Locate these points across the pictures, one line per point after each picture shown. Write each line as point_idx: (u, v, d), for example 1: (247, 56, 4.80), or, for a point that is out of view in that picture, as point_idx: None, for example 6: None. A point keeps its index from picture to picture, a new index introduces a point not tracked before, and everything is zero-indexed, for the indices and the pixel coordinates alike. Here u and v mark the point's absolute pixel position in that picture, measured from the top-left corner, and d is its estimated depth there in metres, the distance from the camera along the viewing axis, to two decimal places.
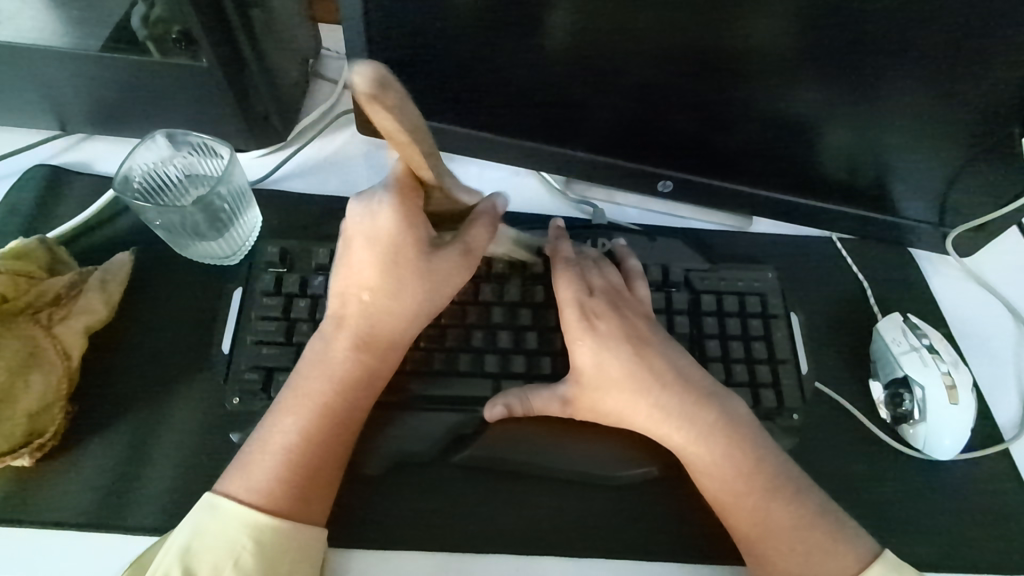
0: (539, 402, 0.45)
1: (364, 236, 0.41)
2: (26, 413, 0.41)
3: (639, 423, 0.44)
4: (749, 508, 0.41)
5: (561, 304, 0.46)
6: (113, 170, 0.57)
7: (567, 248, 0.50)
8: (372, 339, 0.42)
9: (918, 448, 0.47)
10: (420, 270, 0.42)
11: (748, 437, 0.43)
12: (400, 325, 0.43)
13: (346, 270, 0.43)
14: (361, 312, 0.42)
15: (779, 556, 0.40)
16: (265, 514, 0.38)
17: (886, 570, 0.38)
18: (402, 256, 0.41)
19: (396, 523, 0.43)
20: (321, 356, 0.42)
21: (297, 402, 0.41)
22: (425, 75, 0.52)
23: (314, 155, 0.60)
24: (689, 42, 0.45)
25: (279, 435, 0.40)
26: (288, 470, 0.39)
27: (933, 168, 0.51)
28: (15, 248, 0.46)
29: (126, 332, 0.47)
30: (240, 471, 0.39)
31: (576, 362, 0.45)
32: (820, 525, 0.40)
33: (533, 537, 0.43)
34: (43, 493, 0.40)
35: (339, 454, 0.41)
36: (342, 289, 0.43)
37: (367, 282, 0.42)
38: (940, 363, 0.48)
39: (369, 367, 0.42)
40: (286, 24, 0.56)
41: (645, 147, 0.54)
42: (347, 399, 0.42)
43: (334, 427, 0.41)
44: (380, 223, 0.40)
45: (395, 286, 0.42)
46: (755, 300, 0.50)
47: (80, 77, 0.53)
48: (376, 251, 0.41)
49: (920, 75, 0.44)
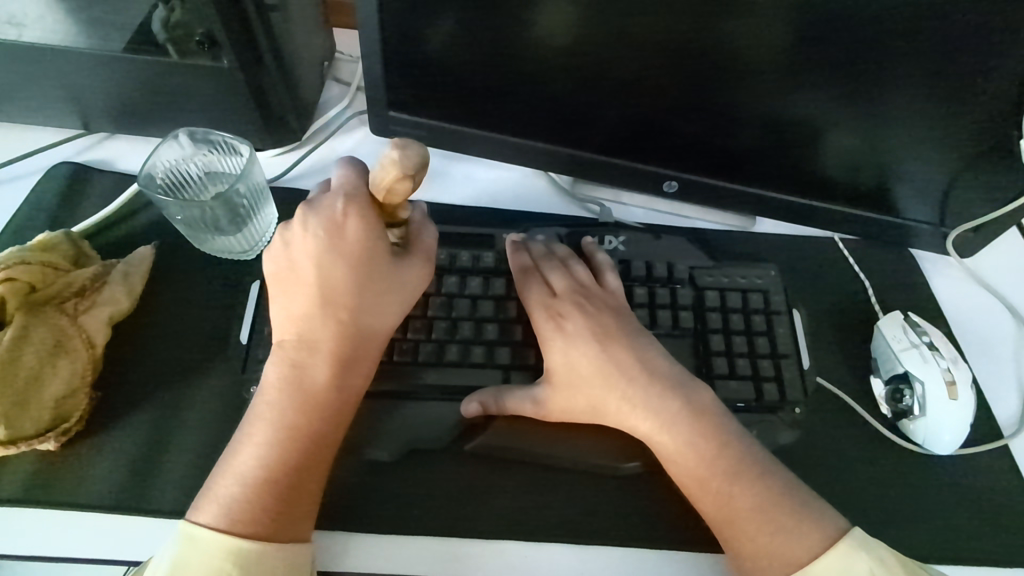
0: (512, 402, 0.46)
1: (331, 248, 0.43)
2: (53, 399, 0.42)
3: (608, 416, 0.45)
4: (713, 491, 0.42)
5: (530, 306, 0.49)
6: (134, 167, 0.59)
7: (525, 257, 0.51)
8: (346, 358, 0.43)
9: (919, 443, 0.48)
10: (388, 286, 0.44)
11: (712, 422, 0.44)
12: (371, 341, 0.44)
13: (313, 290, 0.43)
14: (335, 333, 0.42)
15: (745, 536, 0.40)
16: (245, 541, 0.38)
17: (852, 545, 0.39)
18: (371, 270, 0.43)
19: (407, 510, 0.44)
20: (294, 379, 0.42)
21: (270, 429, 0.41)
22: (437, 76, 0.54)
23: (329, 155, 0.62)
24: (693, 45, 0.47)
25: (253, 463, 0.40)
26: (267, 495, 0.39)
27: (932, 169, 0.52)
28: (42, 240, 0.48)
29: (147, 322, 0.48)
30: (213, 504, 0.39)
31: (548, 363, 0.47)
32: (784, 497, 0.41)
33: (539, 525, 0.44)
34: (67, 477, 0.42)
35: (314, 475, 0.41)
36: (310, 312, 0.43)
37: (339, 300, 0.43)
38: (940, 359, 0.49)
39: (345, 383, 0.42)
40: (303, 27, 0.58)
41: (651, 148, 0.56)
42: (324, 420, 0.42)
43: (308, 445, 0.41)
44: (349, 237, 0.43)
45: (365, 301, 0.43)
46: (758, 297, 0.51)
47: (104, 78, 0.55)
48: (348, 266, 0.43)
49: (918, 78, 0.46)
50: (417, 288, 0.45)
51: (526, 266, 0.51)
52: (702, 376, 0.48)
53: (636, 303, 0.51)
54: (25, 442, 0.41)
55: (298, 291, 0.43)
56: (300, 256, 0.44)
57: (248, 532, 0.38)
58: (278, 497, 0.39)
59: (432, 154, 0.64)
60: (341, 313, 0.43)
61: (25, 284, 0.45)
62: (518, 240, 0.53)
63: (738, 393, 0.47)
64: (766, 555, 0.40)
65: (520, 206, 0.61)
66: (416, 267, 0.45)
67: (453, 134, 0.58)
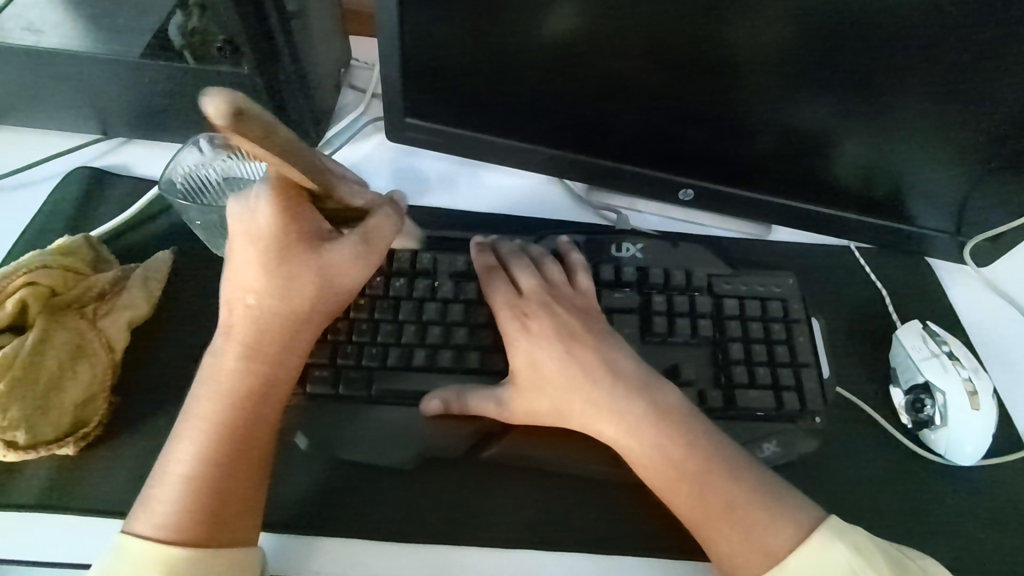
0: (475, 401, 0.45)
1: (245, 236, 0.41)
2: (73, 403, 0.42)
3: (573, 420, 0.44)
4: (684, 494, 0.41)
5: (496, 307, 0.48)
6: (151, 172, 0.59)
7: (491, 258, 0.51)
8: (260, 345, 0.41)
9: (940, 453, 0.48)
10: (307, 268, 0.41)
11: (679, 423, 0.43)
12: (287, 327, 0.42)
13: (230, 277, 0.42)
14: (247, 318, 0.41)
15: (720, 539, 0.40)
16: (174, 547, 0.37)
17: (829, 535, 0.38)
18: (286, 252, 0.41)
19: (425, 519, 0.44)
20: (212, 371, 0.41)
21: (194, 425, 0.40)
22: (453, 84, 0.54)
23: (345, 161, 0.62)
24: (709, 53, 0.47)
25: (175, 462, 0.39)
26: (197, 497, 0.38)
27: (949, 179, 0.52)
28: (62, 245, 0.48)
29: (165, 327, 0.48)
30: (145, 510, 0.38)
31: (512, 364, 0.46)
32: (750, 490, 0.41)
33: (558, 535, 0.44)
34: (84, 483, 0.41)
35: (244, 474, 0.40)
36: (227, 298, 0.42)
37: (251, 284, 0.41)
38: (960, 369, 0.48)
39: (261, 369, 0.41)
40: (322, 34, 0.58)
41: (667, 156, 0.56)
42: (238, 411, 0.40)
43: (225, 440, 0.40)
44: (260, 219, 0.40)
45: (282, 285, 0.41)
46: (777, 306, 0.50)
47: (122, 84, 0.56)
48: (260, 250, 0.41)
49: (935, 87, 0.46)
50: (345, 272, 0.42)
51: (493, 266, 0.51)
52: (721, 385, 0.47)
53: (654, 311, 0.50)
54: (44, 447, 0.41)
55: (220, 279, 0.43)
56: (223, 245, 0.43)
57: (179, 537, 0.38)
58: (201, 496, 0.39)
59: (447, 161, 0.64)
60: (251, 297, 0.41)
61: (47, 288, 0.45)
62: (485, 243, 0.53)
63: (758, 401, 0.47)
64: (741, 556, 0.39)
65: (535, 213, 0.61)
66: (343, 249, 0.42)
67: (469, 141, 0.58)
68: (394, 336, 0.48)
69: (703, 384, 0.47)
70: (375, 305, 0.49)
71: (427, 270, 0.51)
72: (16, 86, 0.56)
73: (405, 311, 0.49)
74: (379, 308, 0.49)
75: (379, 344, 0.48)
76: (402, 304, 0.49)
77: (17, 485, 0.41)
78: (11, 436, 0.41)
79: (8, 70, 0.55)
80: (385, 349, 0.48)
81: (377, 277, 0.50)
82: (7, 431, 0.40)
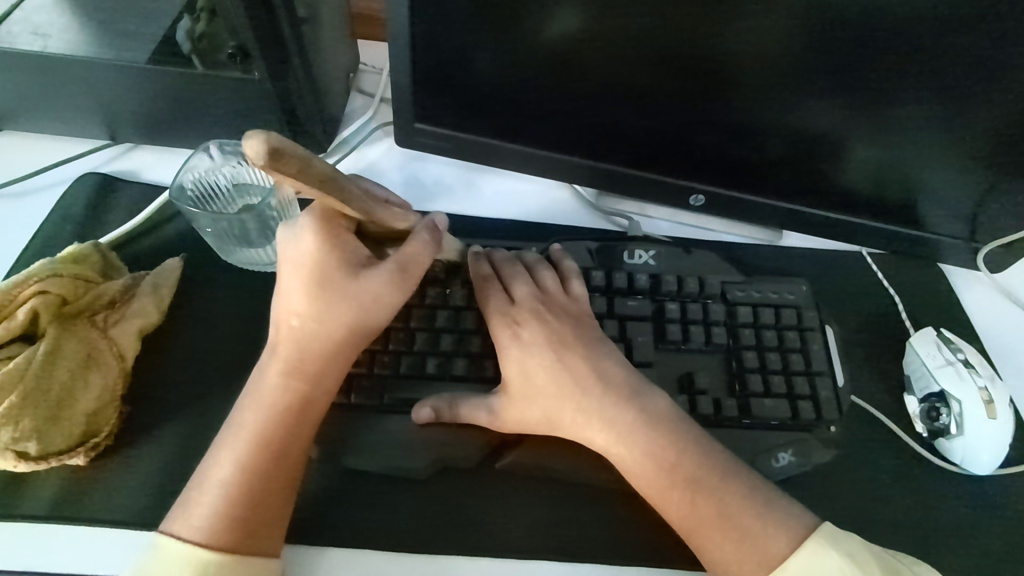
0: (467, 410, 0.45)
1: (291, 259, 0.42)
2: (84, 413, 0.42)
3: (563, 428, 0.44)
4: (675, 501, 0.41)
5: (487, 314, 0.48)
6: (160, 178, 0.59)
7: (485, 266, 0.50)
8: (303, 363, 0.42)
9: (956, 462, 0.47)
10: (346, 293, 0.41)
11: (670, 429, 0.43)
12: (329, 350, 0.42)
13: (277, 298, 0.43)
14: (291, 339, 0.42)
15: (714, 545, 0.39)
16: (207, 550, 0.37)
17: (822, 541, 0.38)
18: (330, 277, 0.41)
19: (438, 529, 0.43)
20: (258, 385, 0.42)
21: (233, 435, 0.41)
22: (464, 89, 0.54)
23: (355, 167, 0.62)
24: (722, 59, 0.47)
25: (217, 470, 0.40)
26: (230, 503, 0.38)
27: (964, 185, 0.52)
28: (73, 252, 0.47)
29: (176, 335, 0.48)
30: (180, 513, 0.39)
31: (504, 372, 0.45)
32: (739, 495, 0.40)
33: (573, 546, 0.43)
34: (95, 493, 0.41)
35: (280, 483, 0.40)
36: (275, 319, 0.43)
37: (294, 306, 0.42)
38: (976, 377, 0.48)
39: (302, 388, 0.41)
40: (331, 39, 0.58)
41: (678, 161, 0.55)
42: (279, 425, 0.41)
43: (265, 452, 0.40)
44: (302, 245, 0.41)
45: (325, 308, 0.41)
46: (791, 313, 0.50)
47: (131, 90, 0.55)
48: (304, 273, 0.41)
49: (951, 93, 0.46)
50: (384, 298, 0.42)
51: (487, 274, 0.49)
52: (736, 394, 0.47)
53: (667, 318, 0.49)
54: (56, 458, 0.41)
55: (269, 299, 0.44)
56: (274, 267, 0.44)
57: (212, 542, 0.38)
58: (236, 503, 0.39)
59: (456, 166, 0.64)
60: (294, 320, 0.42)
61: (57, 296, 0.45)
62: (480, 250, 0.52)
63: (773, 411, 0.46)
64: (735, 562, 0.39)
65: (544, 218, 0.61)
66: (383, 276, 0.41)
67: (479, 147, 0.57)
68: (406, 344, 0.48)
69: (717, 393, 0.47)
70: (388, 313, 0.49)
71: (438, 278, 0.51)
72: (24, 92, 0.56)
73: (417, 319, 0.49)
74: (390, 315, 0.48)
75: (391, 352, 0.47)
76: (414, 312, 0.49)
77: (29, 495, 0.41)
78: (23, 447, 0.40)
79: (17, 76, 0.55)
80: (398, 357, 0.47)
81: None
82: (19, 442, 0.40)
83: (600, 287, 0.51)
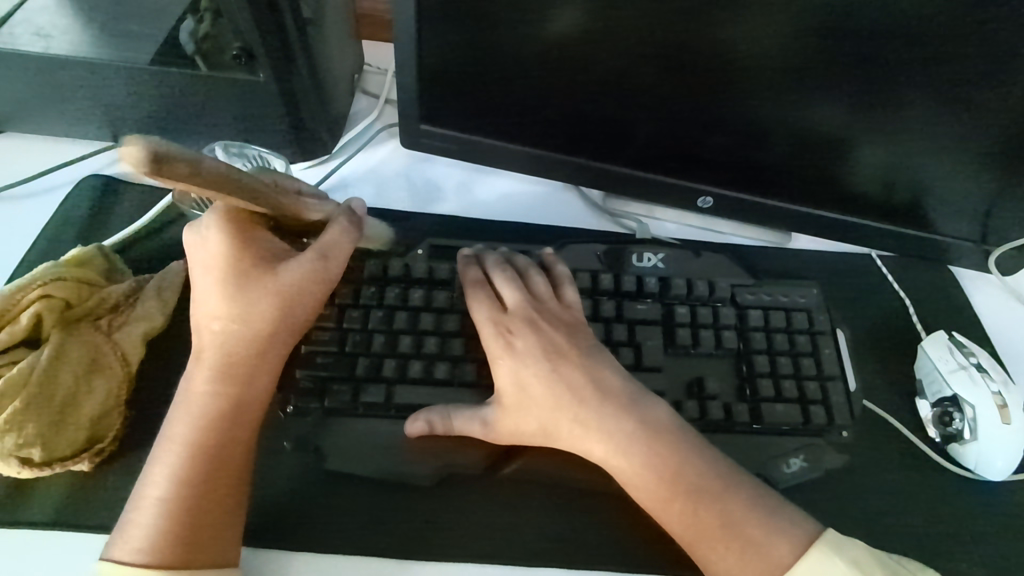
0: (460, 421, 0.44)
1: (203, 263, 0.42)
2: (88, 419, 0.42)
3: (561, 439, 0.43)
4: (676, 512, 0.40)
5: (479, 323, 0.47)
6: (164, 180, 0.59)
7: (474, 273, 0.49)
8: (226, 367, 0.41)
9: (969, 468, 0.47)
10: (263, 287, 0.41)
11: (670, 440, 0.42)
12: (255, 350, 0.41)
13: (196, 307, 0.42)
14: (214, 345, 0.41)
15: (715, 556, 0.39)
16: (147, 569, 0.36)
17: (826, 550, 0.38)
18: (242, 276, 0.41)
19: (446, 536, 0.43)
20: (185, 398, 0.41)
21: (166, 451, 0.40)
22: (470, 90, 0.53)
23: (358, 168, 0.62)
24: (731, 60, 0.47)
25: (153, 489, 0.39)
26: (171, 520, 0.38)
27: (977, 187, 0.51)
28: (76, 255, 0.47)
29: (181, 339, 0.47)
30: (119, 536, 0.38)
31: (498, 384, 0.44)
32: (744, 506, 0.40)
33: (584, 553, 0.43)
34: (100, 499, 0.41)
35: (219, 493, 0.39)
36: (192, 327, 0.42)
37: (213, 310, 0.41)
38: (990, 382, 0.47)
39: (230, 392, 0.41)
40: (337, 39, 0.57)
41: (686, 162, 0.55)
42: (210, 432, 0.40)
43: (198, 463, 0.39)
44: (216, 249, 0.41)
45: (241, 308, 0.41)
46: (802, 317, 0.50)
47: (134, 91, 0.55)
48: (219, 275, 0.41)
49: (964, 94, 0.45)
50: (299, 287, 0.42)
51: (477, 281, 0.49)
52: (747, 399, 0.47)
53: (677, 322, 0.49)
54: (60, 464, 0.40)
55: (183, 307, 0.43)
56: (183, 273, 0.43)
57: (152, 561, 0.37)
58: (175, 519, 0.38)
59: (461, 168, 0.63)
60: (216, 324, 0.41)
61: (62, 301, 0.44)
62: (470, 255, 0.51)
63: (784, 416, 0.46)
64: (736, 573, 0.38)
65: (550, 220, 0.60)
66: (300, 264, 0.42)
67: (485, 148, 0.57)
68: (413, 348, 0.47)
69: (727, 398, 0.47)
70: (395, 317, 0.48)
71: (446, 281, 0.50)
72: (26, 94, 0.56)
73: (423, 323, 0.48)
74: (397, 320, 0.48)
75: (398, 356, 0.47)
76: (423, 316, 0.48)
77: (32, 502, 0.40)
78: (27, 453, 0.40)
79: (20, 78, 0.54)
80: (405, 362, 0.47)
81: (395, 287, 0.49)
82: (23, 448, 0.40)
83: (609, 290, 0.50)
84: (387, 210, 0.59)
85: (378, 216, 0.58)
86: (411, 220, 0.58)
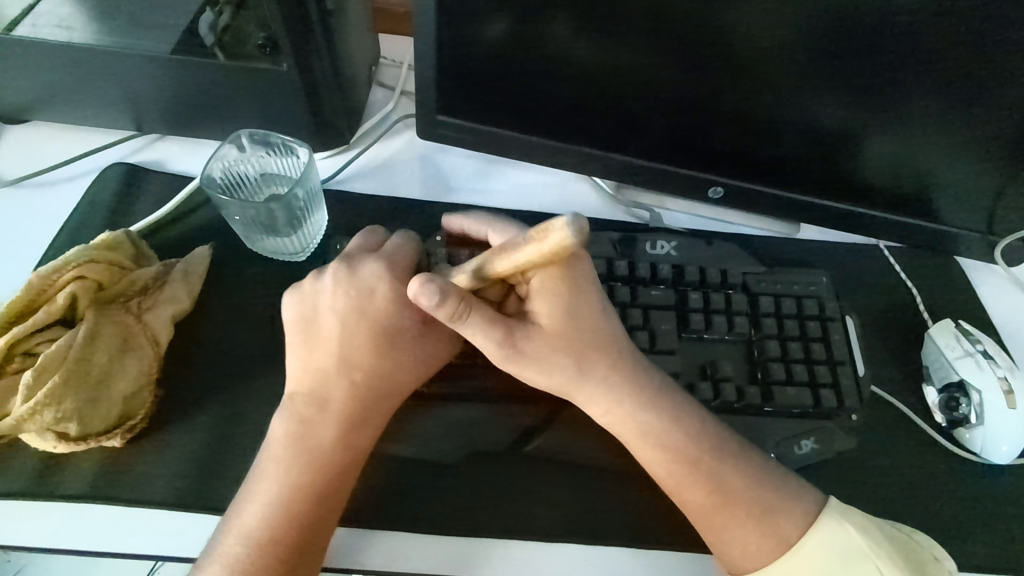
0: (481, 324, 0.40)
1: (355, 309, 0.44)
2: (121, 395, 0.43)
3: (593, 376, 0.41)
4: (702, 475, 0.40)
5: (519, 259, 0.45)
6: (185, 169, 0.60)
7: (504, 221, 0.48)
8: (358, 413, 0.42)
9: (976, 452, 0.48)
10: (407, 349, 0.44)
11: (684, 404, 0.43)
12: (384, 401, 0.43)
13: (335, 349, 0.43)
14: (347, 392, 0.42)
15: (738, 526, 0.39)
16: None
17: (833, 516, 0.40)
18: (389, 336, 0.44)
19: (467, 512, 0.44)
20: (305, 436, 0.41)
21: (276, 482, 0.40)
22: (487, 81, 0.54)
23: (375, 158, 0.63)
24: (745, 51, 0.47)
25: (256, 519, 0.39)
26: (276, 550, 0.38)
27: (984, 179, 0.52)
28: (106, 239, 0.48)
29: (206, 321, 0.49)
30: (217, 562, 0.38)
31: (539, 308, 0.42)
32: (770, 485, 0.41)
33: (601, 530, 0.44)
34: (131, 474, 0.42)
35: (326, 523, 0.40)
36: (326, 369, 0.43)
37: (358, 360, 0.43)
38: (996, 368, 0.49)
39: (359, 434, 0.42)
40: (356, 32, 0.58)
41: (698, 154, 0.56)
42: (332, 479, 0.40)
43: (312, 505, 0.39)
44: (380, 299, 0.44)
45: (385, 363, 0.43)
46: (812, 303, 0.51)
47: (157, 81, 0.56)
48: (372, 327, 0.44)
49: (971, 87, 0.46)
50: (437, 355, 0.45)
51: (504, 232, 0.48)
52: (758, 382, 0.48)
53: (690, 308, 0.50)
54: (95, 439, 0.42)
55: (318, 346, 0.43)
56: (324, 311, 0.44)
57: None
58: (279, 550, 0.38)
59: (475, 159, 0.64)
60: (357, 375, 0.43)
61: (94, 282, 0.46)
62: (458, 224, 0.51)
63: (795, 400, 0.47)
64: (759, 542, 0.39)
65: (564, 210, 0.62)
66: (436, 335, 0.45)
67: (500, 140, 0.58)
68: None
69: (739, 381, 0.48)
70: None
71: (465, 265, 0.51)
72: (51, 83, 0.57)
73: None
74: None
75: None
76: None
77: (67, 477, 0.41)
78: (63, 428, 0.41)
79: (44, 67, 0.56)
80: None
81: None
82: (60, 423, 0.41)
83: (624, 277, 0.51)
84: (404, 198, 0.60)
85: (394, 205, 0.59)
86: (428, 209, 0.59)
